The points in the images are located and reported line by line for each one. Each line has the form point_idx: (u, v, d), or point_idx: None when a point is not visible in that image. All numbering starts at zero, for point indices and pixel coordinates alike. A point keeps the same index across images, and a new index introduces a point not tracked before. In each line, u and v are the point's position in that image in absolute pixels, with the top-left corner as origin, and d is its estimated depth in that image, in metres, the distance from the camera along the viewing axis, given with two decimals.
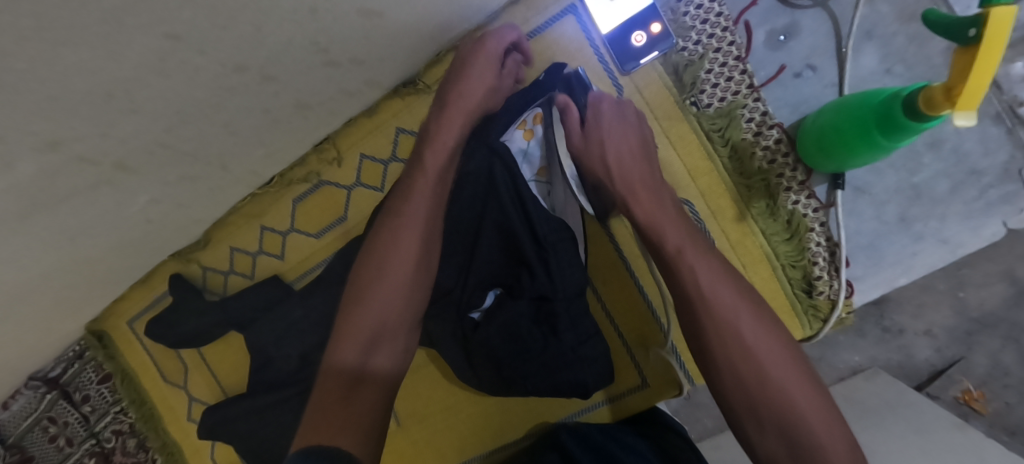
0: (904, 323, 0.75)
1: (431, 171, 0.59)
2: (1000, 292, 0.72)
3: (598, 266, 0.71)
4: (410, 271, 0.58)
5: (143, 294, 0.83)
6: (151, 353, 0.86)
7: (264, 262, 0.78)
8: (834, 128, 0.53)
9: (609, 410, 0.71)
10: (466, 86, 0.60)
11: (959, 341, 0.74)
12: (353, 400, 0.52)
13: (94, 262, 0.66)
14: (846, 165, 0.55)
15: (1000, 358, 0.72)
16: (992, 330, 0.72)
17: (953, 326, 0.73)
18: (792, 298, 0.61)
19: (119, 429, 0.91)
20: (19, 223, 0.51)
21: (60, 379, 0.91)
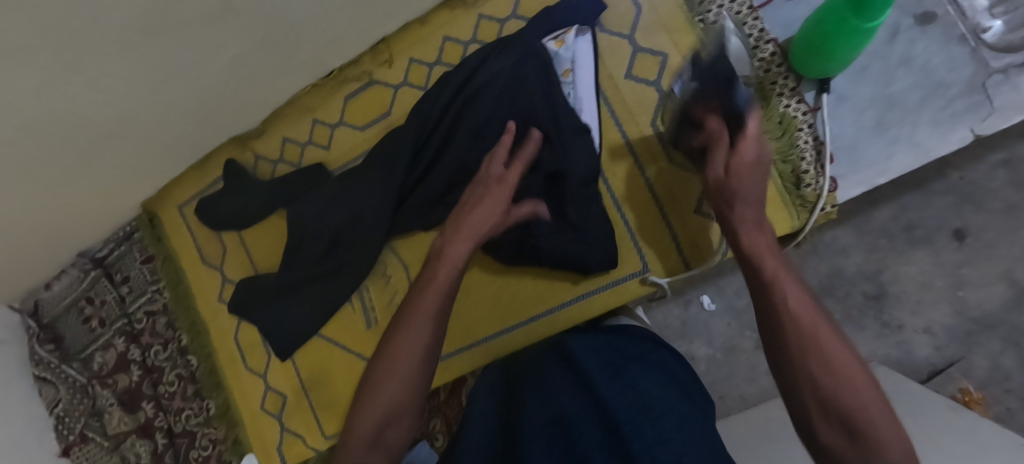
0: (904, 319, 0.86)
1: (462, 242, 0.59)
2: (999, 294, 0.82)
3: (611, 160, 0.75)
4: (425, 348, 0.54)
5: (199, 177, 0.92)
6: (195, 237, 0.95)
7: (311, 152, 0.87)
8: (816, 31, 0.62)
9: (610, 296, 0.75)
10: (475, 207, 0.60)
11: (959, 342, 0.84)
12: (371, 459, 0.51)
13: (168, 116, 0.77)
14: (826, 61, 0.64)
15: (1001, 362, 0.81)
16: (994, 331, 0.82)
17: (954, 325, 0.84)
18: (781, 190, 0.68)
19: (150, 311, 0.98)
20: (124, 44, 0.59)
21: (106, 260, 1.00)
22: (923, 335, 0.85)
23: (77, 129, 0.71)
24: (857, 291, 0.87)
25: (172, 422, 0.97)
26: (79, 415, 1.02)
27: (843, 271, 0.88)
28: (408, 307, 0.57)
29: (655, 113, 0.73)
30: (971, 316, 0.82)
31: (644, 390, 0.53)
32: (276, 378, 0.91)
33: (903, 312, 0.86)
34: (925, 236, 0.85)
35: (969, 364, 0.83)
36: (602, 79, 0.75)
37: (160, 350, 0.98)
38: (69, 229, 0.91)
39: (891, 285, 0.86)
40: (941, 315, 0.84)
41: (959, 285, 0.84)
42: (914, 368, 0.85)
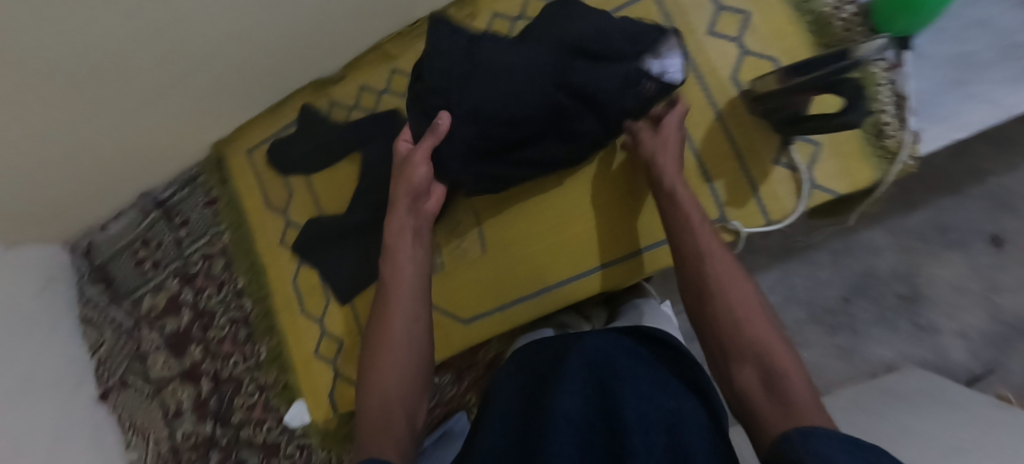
0: (939, 323, 0.88)
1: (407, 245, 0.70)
2: None
3: (688, 111, 0.76)
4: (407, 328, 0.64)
5: (272, 122, 0.95)
6: (259, 180, 0.96)
7: (387, 100, 0.89)
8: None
9: None
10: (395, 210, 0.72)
11: (994, 346, 0.86)
12: (388, 424, 0.56)
13: (255, 53, 0.80)
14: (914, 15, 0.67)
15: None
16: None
17: (986, 330, 0.87)
18: (861, 140, 0.71)
19: (207, 254, 0.98)
20: None
21: (167, 202, 1.01)
22: (957, 339, 0.88)
23: (170, 55, 0.73)
24: (891, 293, 0.90)
25: (219, 367, 0.96)
26: (121, 357, 1.00)
27: (876, 271, 0.91)
28: (377, 335, 0.64)
29: (735, 67, 0.75)
30: (1002, 321, 0.86)
31: (661, 397, 0.54)
32: (333, 323, 0.90)
33: (937, 316, 0.89)
34: (958, 240, 0.88)
35: (1007, 371, 0.85)
36: (683, 34, 0.77)
37: (213, 293, 0.97)
38: (135, 163, 0.92)
39: (925, 288, 0.89)
40: (975, 320, 0.87)
41: (993, 291, 0.87)
42: (948, 371, 0.88)
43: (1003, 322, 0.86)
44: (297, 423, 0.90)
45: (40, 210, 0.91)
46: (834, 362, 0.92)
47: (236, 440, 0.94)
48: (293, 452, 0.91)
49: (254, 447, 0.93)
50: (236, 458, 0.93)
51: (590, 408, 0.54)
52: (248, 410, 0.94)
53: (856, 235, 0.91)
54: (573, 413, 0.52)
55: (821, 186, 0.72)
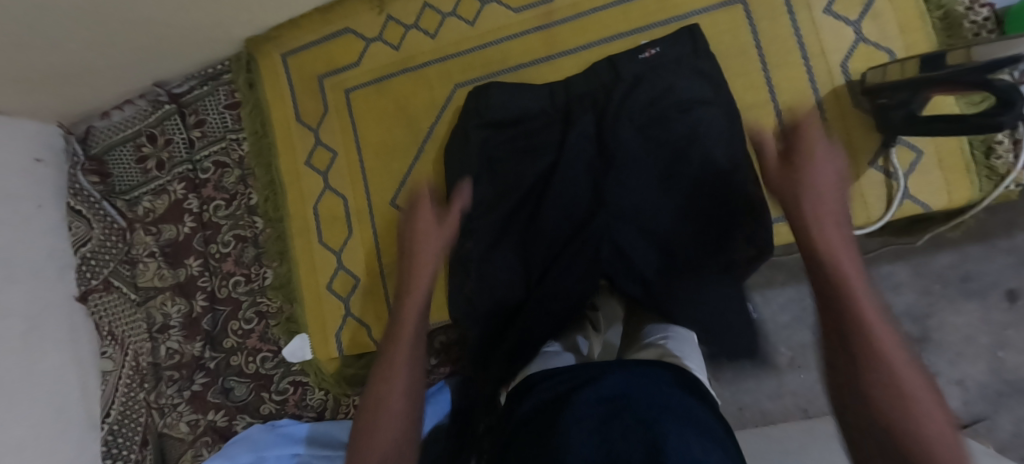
0: (940, 367, 0.77)
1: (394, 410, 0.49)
2: None
3: (784, 90, 0.70)
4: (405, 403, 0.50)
5: (317, 27, 0.84)
6: (292, 90, 0.87)
7: (451, 25, 0.80)
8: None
9: None
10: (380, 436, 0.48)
11: (988, 401, 0.75)
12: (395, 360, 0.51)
13: None
14: None
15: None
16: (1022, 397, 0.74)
17: (985, 383, 0.75)
18: (968, 158, 0.65)
19: (221, 163, 0.89)
20: None
21: (183, 97, 0.91)
22: (954, 386, 0.76)
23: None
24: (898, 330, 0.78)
25: (217, 285, 0.87)
26: (109, 258, 0.91)
27: (890, 307, 0.79)
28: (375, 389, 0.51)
29: (848, 53, 0.69)
30: (1002, 377, 0.75)
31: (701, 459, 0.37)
32: (352, 257, 0.82)
33: (940, 360, 0.77)
34: (978, 290, 0.76)
35: (996, 426, 0.75)
36: (798, 7, 0.70)
37: (222, 206, 0.88)
38: (157, 47, 0.82)
39: (934, 331, 0.77)
40: (976, 371, 0.76)
41: (999, 346, 0.75)
42: None
43: (1003, 380, 0.75)
44: (297, 359, 0.83)
45: (41, 79, 0.80)
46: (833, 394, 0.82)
47: (225, 366, 0.86)
48: (286, 388, 0.84)
49: (243, 376, 0.85)
50: (222, 386, 0.86)
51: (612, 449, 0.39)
52: (242, 337, 0.86)
53: (879, 266, 0.78)
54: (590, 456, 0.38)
55: (914, 199, 0.67)
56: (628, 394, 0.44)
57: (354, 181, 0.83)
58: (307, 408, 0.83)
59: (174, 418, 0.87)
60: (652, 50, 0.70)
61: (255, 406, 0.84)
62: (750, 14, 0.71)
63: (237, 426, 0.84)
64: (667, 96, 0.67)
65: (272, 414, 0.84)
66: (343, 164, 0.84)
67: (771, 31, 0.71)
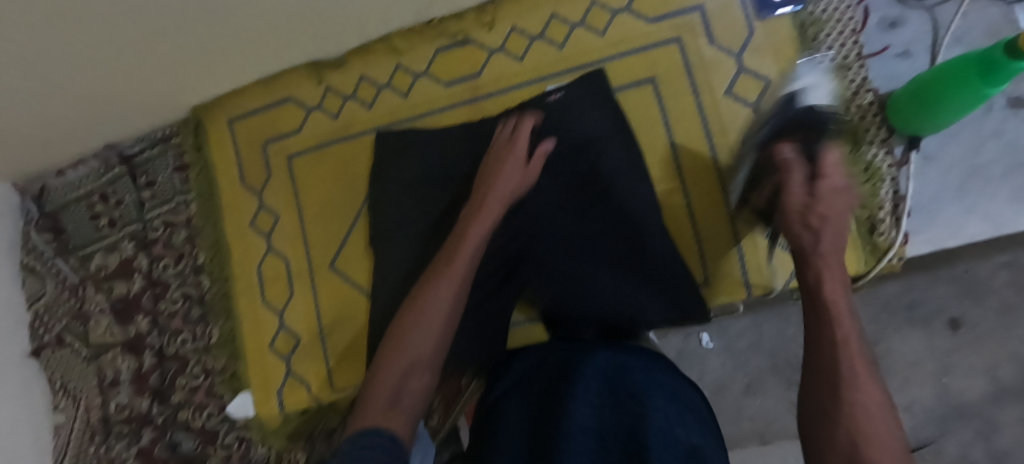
0: (891, 392, 0.75)
1: (439, 301, 0.60)
2: (983, 387, 0.73)
3: (691, 167, 0.75)
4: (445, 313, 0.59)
5: (261, 95, 0.88)
6: (237, 154, 0.90)
7: (387, 96, 0.85)
8: (914, 87, 0.66)
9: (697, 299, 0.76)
10: (427, 302, 0.60)
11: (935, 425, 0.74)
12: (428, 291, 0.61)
13: (252, 25, 0.73)
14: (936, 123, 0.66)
15: (969, 451, 0.73)
16: (965, 421, 0.73)
17: (932, 408, 0.74)
18: (855, 234, 0.71)
19: (169, 222, 0.92)
20: None
21: (134, 159, 0.94)
22: (902, 412, 0.75)
23: (155, 22, 0.67)
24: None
25: (165, 342, 0.91)
26: (61, 314, 0.94)
27: None
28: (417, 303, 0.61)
29: (748, 132, 0.74)
30: (949, 402, 0.74)
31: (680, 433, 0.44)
32: (293, 317, 0.86)
33: (889, 386, 0.75)
34: (922, 318, 0.75)
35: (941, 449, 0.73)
36: (702, 89, 0.76)
37: (170, 264, 0.91)
38: (107, 115, 0.86)
39: (881, 358, 0.76)
40: (922, 395, 0.75)
41: (943, 372, 0.74)
42: None
43: (949, 405, 0.74)
44: (240, 415, 0.86)
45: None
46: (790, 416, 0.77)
47: (174, 421, 0.89)
48: (231, 442, 0.88)
49: (190, 430, 0.89)
50: (170, 440, 0.89)
51: (603, 423, 0.45)
52: (190, 392, 0.89)
53: None
54: (590, 425, 0.44)
55: None
56: (619, 369, 0.51)
57: (295, 243, 0.87)
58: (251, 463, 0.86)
59: None
60: (558, 94, 0.78)
61: (202, 460, 0.88)
62: (659, 94, 0.77)
63: None
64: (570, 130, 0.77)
65: None
66: (286, 226, 0.87)
67: (677, 110, 0.76)
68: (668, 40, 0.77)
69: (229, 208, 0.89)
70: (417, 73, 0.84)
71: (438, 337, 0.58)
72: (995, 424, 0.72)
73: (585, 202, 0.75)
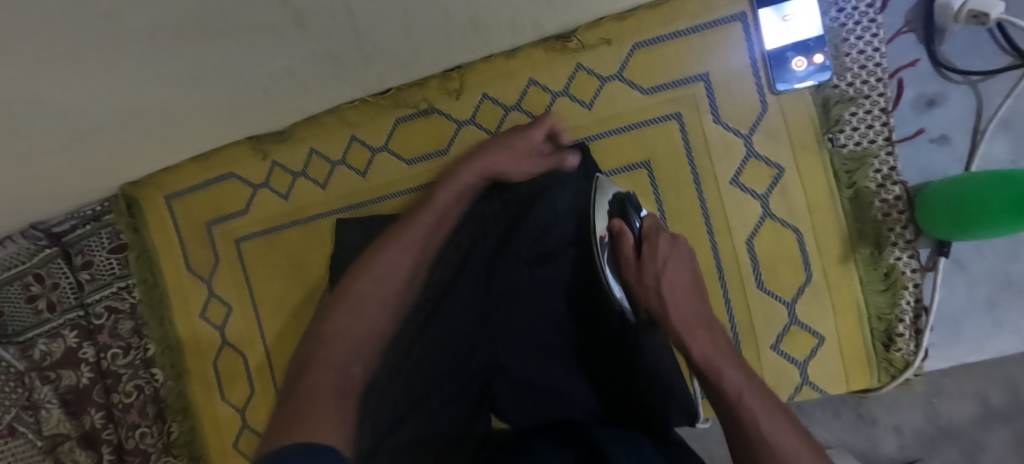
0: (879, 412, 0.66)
1: (351, 329, 0.61)
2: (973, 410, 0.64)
3: None
4: (372, 319, 0.63)
5: (199, 172, 0.77)
6: (180, 236, 0.80)
7: (342, 173, 0.74)
8: (947, 198, 0.56)
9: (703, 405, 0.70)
10: (342, 323, 0.61)
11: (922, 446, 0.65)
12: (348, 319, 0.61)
13: (166, 116, 0.61)
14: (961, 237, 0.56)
15: None
16: (953, 441, 0.64)
17: (921, 428, 0.65)
18: (869, 348, 0.63)
19: (113, 307, 0.84)
20: (146, 40, 0.44)
21: (65, 237, 0.84)
22: (890, 433, 0.65)
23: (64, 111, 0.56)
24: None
25: (123, 436, 0.84)
26: (9, 405, 0.87)
27: None
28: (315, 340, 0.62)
29: (754, 230, 0.65)
30: (938, 424, 0.64)
31: None
32: (256, 416, 0.79)
33: (879, 406, 0.66)
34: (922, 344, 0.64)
35: None
36: (704, 177, 0.65)
37: (119, 354, 0.84)
38: (20, 205, 0.74)
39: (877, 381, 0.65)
40: (912, 416, 0.65)
41: (934, 393, 0.64)
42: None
43: (938, 427, 0.65)
44: None
45: None
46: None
47: None
48: None
49: None
50: None
51: None
52: None
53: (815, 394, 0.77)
54: None
55: (814, 385, 0.65)
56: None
57: (252, 337, 0.79)
58: None
59: None
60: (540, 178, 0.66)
61: None
62: (655, 182, 0.66)
63: None
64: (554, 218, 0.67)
65: None
66: (240, 318, 0.79)
67: (675, 201, 0.66)
68: (666, 117, 0.66)
69: (178, 296, 0.81)
70: (376, 147, 0.73)
71: (364, 362, 0.61)
72: (984, 443, 0.64)
73: (579, 299, 0.67)
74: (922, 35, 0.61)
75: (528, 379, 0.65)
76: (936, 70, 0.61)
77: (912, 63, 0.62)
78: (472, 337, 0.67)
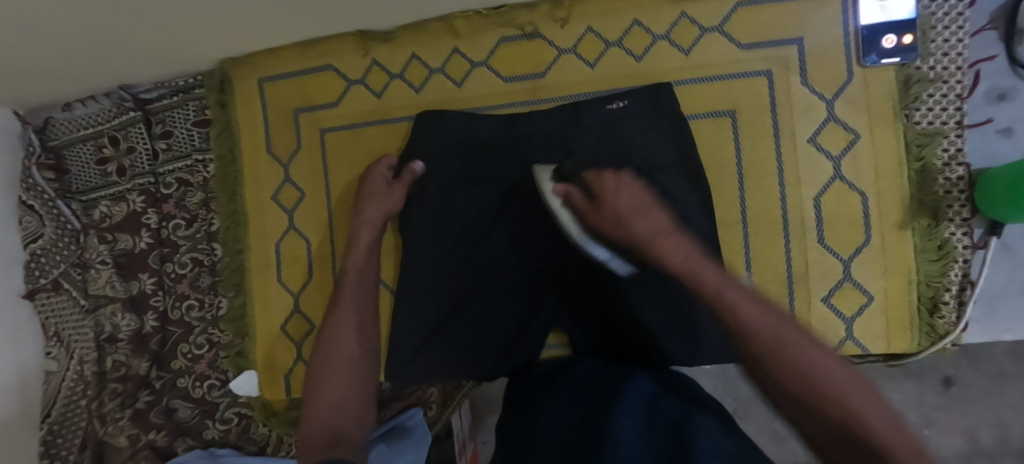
0: None
1: (344, 355, 0.67)
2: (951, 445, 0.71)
3: (756, 216, 0.71)
4: (349, 372, 0.65)
5: (299, 59, 0.80)
6: (266, 119, 0.83)
7: (437, 81, 0.77)
8: (1010, 179, 0.58)
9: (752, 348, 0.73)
10: (330, 360, 0.66)
11: None
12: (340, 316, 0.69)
13: None
14: (1009, 218, 0.60)
15: None
16: None
17: None
18: (914, 312, 0.67)
19: (183, 180, 0.86)
20: None
21: (150, 104, 0.86)
22: None
23: None
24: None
25: (170, 306, 0.86)
26: (60, 260, 0.89)
27: None
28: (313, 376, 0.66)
29: (823, 188, 0.69)
30: None
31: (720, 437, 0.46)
32: (309, 303, 0.82)
33: None
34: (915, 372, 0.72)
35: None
36: (784, 133, 0.70)
37: (181, 226, 0.86)
38: (123, 60, 0.77)
39: None
40: None
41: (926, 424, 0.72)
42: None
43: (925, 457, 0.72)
44: (243, 393, 0.83)
45: (6, 75, 0.76)
46: (763, 444, 0.77)
47: (171, 387, 0.86)
48: (230, 418, 0.85)
49: (189, 399, 0.86)
50: (166, 406, 0.86)
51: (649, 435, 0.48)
52: (191, 361, 0.86)
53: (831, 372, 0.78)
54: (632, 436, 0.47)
55: (856, 341, 0.69)
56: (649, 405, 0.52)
57: (319, 224, 0.81)
58: (249, 441, 0.84)
59: (115, 429, 0.86)
60: (620, 102, 0.70)
61: (199, 430, 0.85)
62: (736, 131, 0.71)
63: (177, 447, 0.85)
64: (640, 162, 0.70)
65: (214, 440, 0.85)
66: (310, 206, 0.82)
67: (753, 151, 0.71)
68: (757, 72, 0.70)
69: (253, 176, 0.83)
70: (475, 61, 0.76)
71: (370, 377, 0.67)
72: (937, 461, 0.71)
73: None
74: (1004, 34, 0.67)
75: (585, 300, 0.70)
76: (1011, 67, 0.67)
77: (990, 57, 0.67)
78: (531, 254, 0.72)
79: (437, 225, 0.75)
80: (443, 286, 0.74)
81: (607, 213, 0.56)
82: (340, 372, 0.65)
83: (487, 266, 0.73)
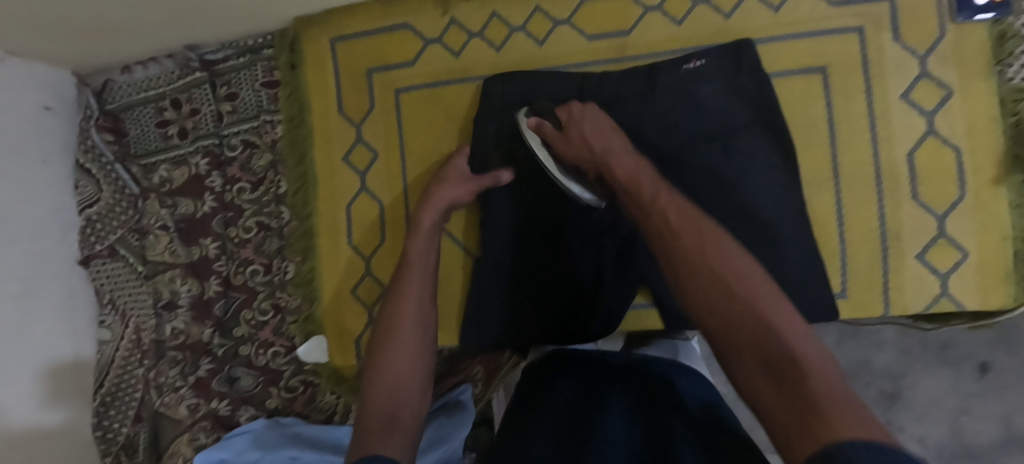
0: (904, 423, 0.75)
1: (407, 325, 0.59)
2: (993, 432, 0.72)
3: (850, 171, 0.70)
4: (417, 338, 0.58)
5: (375, 18, 0.79)
6: (337, 79, 0.81)
7: (518, 40, 0.77)
8: None
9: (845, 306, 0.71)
10: (398, 330, 0.58)
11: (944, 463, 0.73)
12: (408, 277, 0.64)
13: None
14: None
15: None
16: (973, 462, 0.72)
17: (943, 443, 0.73)
18: (1010, 266, 0.67)
19: (250, 142, 0.84)
20: None
21: (216, 66, 0.84)
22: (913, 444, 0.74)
23: None
24: (874, 386, 0.76)
25: (233, 271, 0.84)
26: (117, 226, 0.86)
27: (870, 363, 0.76)
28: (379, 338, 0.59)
29: (916, 144, 0.69)
30: (961, 440, 0.73)
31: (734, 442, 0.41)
32: (382, 267, 0.80)
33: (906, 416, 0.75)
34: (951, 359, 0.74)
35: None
36: (876, 90, 0.70)
37: (247, 189, 0.84)
38: (200, 20, 0.75)
39: (906, 389, 0.75)
40: (937, 432, 0.74)
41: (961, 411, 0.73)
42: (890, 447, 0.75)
43: (962, 444, 0.73)
44: (311, 360, 0.81)
45: (77, 35, 0.74)
46: None
47: (234, 355, 0.84)
48: (296, 386, 0.83)
49: (252, 367, 0.83)
50: (228, 374, 0.84)
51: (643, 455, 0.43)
52: (256, 328, 0.84)
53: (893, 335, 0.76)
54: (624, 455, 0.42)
55: (953, 297, 0.69)
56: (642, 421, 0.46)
57: (394, 185, 0.80)
58: (317, 410, 0.82)
59: (174, 399, 0.84)
60: (696, 62, 0.71)
61: (262, 399, 0.83)
62: (827, 87, 0.70)
63: (240, 416, 0.82)
64: (726, 121, 0.70)
65: (278, 409, 0.83)
66: (384, 167, 0.80)
67: (844, 108, 0.70)
68: (848, 29, 0.70)
69: (324, 137, 0.82)
70: (558, 19, 0.76)
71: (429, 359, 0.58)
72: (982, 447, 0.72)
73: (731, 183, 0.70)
74: None
75: None
76: None
77: None
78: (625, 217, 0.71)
79: (503, 211, 0.75)
80: (532, 251, 0.74)
81: (574, 136, 0.65)
82: (403, 339, 0.58)
83: (578, 231, 0.73)
